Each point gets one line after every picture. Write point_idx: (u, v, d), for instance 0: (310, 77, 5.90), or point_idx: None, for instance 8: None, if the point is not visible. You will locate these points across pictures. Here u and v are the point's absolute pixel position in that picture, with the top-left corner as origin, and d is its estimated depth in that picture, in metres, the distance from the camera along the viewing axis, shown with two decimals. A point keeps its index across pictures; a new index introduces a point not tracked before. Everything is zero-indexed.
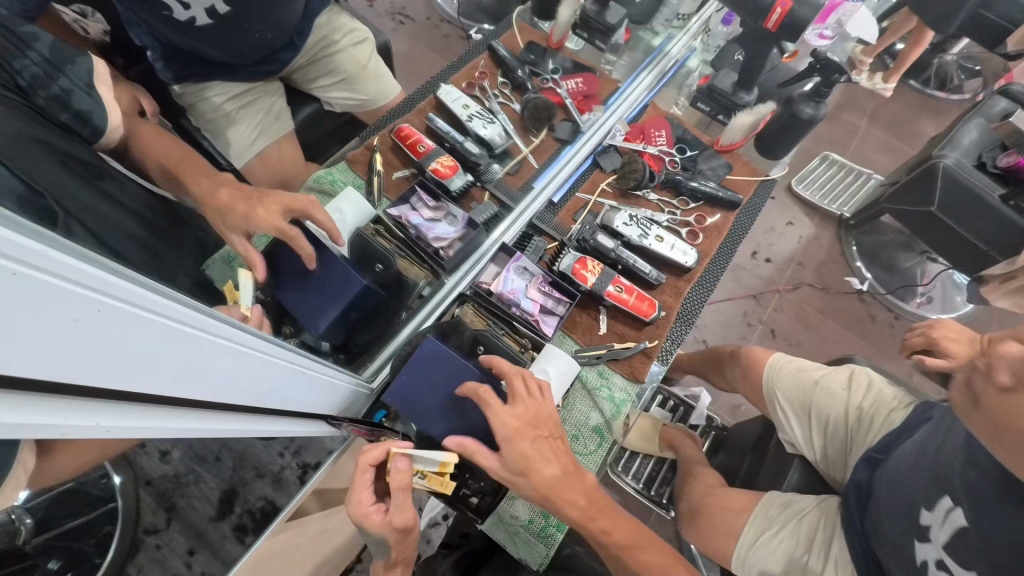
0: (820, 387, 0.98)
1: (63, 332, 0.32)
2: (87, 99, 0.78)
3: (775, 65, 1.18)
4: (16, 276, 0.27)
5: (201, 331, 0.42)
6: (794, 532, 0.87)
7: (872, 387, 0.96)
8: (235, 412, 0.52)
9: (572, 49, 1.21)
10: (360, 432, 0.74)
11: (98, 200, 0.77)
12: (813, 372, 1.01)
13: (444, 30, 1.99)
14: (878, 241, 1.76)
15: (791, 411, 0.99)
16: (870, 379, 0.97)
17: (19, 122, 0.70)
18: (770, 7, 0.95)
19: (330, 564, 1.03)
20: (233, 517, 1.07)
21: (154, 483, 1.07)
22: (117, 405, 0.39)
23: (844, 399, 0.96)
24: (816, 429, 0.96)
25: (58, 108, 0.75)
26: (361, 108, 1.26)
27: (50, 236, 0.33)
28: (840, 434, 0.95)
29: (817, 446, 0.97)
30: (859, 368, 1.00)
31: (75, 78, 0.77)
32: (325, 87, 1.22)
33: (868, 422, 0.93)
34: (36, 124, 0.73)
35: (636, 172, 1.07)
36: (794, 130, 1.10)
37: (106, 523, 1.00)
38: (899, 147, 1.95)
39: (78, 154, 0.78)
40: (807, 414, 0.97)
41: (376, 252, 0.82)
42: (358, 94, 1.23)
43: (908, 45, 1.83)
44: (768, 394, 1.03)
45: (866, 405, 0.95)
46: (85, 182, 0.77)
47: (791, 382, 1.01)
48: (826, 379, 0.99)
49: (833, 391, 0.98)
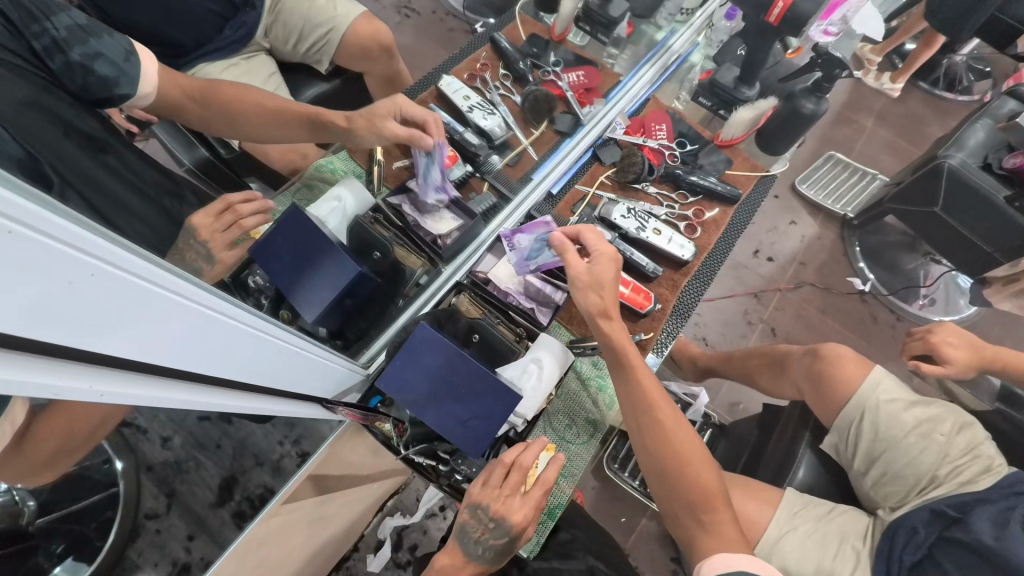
0: (915, 428, 0.93)
1: (58, 295, 0.32)
2: (110, 66, 0.80)
3: (778, 61, 1.17)
4: (13, 235, 0.28)
5: (196, 304, 0.43)
6: (814, 533, 0.90)
7: (974, 443, 0.90)
8: (231, 388, 0.53)
9: (574, 42, 1.21)
10: (354, 417, 0.77)
11: (100, 169, 0.78)
12: (910, 409, 0.94)
13: (449, 25, 1.99)
14: (881, 241, 1.75)
15: (866, 437, 0.94)
16: (977, 435, 0.91)
17: (23, 90, 0.73)
18: (771, 1, 0.95)
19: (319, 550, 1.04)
20: (232, 504, 1.00)
21: (155, 469, 1.03)
22: (114, 372, 0.39)
23: (938, 445, 0.91)
24: (884, 461, 0.93)
25: (79, 74, 0.78)
26: (331, 36, 1.18)
27: (48, 202, 0.34)
28: (911, 476, 0.91)
29: (874, 478, 0.94)
30: (966, 421, 0.93)
31: (110, 47, 0.79)
32: (298, 40, 1.19)
33: (946, 473, 0.89)
34: (43, 92, 0.76)
35: (635, 165, 1.08)
36: (795, 126, 1.10)
37: (108, 507, 0.99)
38: (904, 147, 1.94)
39: (83, 126, 0.80)
40: (884, 446, 0.93)
41: (374, 240, 0.83)
42: (320, 22, 1.17)
43: (920, 46, 1.83)
44: (848, 409, 0.97)
45: (959, 457, 0.89)
46: (88, 154, 0.77)
47: (884, 413, 0.95)
48: (922, 421, 0.93)
49: (928, 432, 0.92)
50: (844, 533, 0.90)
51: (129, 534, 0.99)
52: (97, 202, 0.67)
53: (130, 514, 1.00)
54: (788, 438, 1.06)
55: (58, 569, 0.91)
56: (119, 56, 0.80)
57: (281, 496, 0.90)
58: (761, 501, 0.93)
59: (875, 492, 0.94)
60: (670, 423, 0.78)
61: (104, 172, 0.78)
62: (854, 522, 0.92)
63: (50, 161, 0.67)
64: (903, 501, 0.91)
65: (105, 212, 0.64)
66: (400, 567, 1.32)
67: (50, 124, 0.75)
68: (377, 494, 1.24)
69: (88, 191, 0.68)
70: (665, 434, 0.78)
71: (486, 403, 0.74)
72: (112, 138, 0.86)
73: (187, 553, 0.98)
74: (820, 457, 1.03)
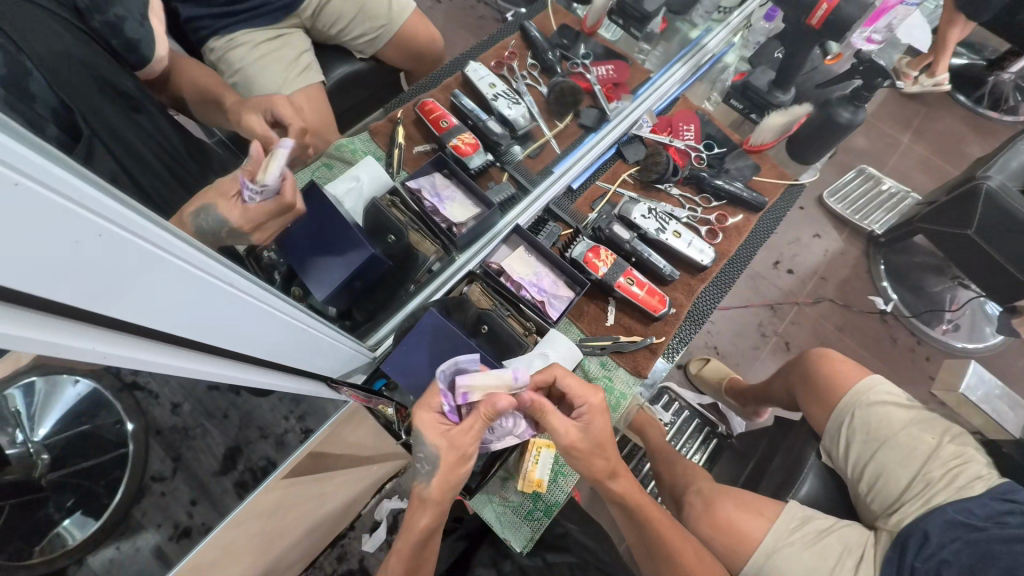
0: (903, 430, 0.94)
1: (64, 253, 0.31)
2: (139, 28, 0.80)
3: (816, 66, 1.12)
4: (19, 188, 0.27)
5: (203, 274, 0.42)
6: (815, 546, 0.87)
7: (961, 452, 0.90)
8: (229, 358, 0.52)
9: (606, 37, 1.19)
10: (357, 399, 0.79)
11: (134, 130, 0.77)
12: (902, 410, 0.95)
13: (480, 12, 1.97)
14: (908, 261, 1.69)
15: (857, 435, 0.96)
16: (968, 446, 0.91)
17: (63, 41, 0.70)
18: (815, 3, 0.91)
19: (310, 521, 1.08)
20: (234, 473, 0.92)
21: (164, 433, 0.85)
22: (120, 334, 0.39)
23: (928, 446, 0.92)
24: (876, 461, 0.93)
25: (111, 34, 0.77)
26: (380, 38, 1.22)
27: (54, 152, 0.32)
28: (902, 476, 0.91)
29: (865, 484, 0.93)
30: (957, 431, 0.93)
31: (131, 8, 0.78)
32: (345, 30, 1.18)
33: (939, 474, 0.88)
34: (83, 45, 0.73)
35: (659, 165, 1.06)
36: (828, 135, 1.06)
37: (119, 467, 0.82)
38: (941, 166, 1.87)
39: (119, 83, 0.78)
40: (876, 444, 0.94)
41: (389, 223, 0.83)
42: (375, 23, 1.19)
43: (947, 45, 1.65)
44: (839, 409, 1.00)
45: (949, 460, 0.89)
46: (121, 112, 0.76)
47: (873, 410, 0.96)
48: (914, 421, 0.94)
49: (919, 440, 0.92)
50: (847, 548, 0.88)
51: (134, 494, 0.84)
52: (122, 158, 0.67)
53: (135, 475, 0.84)
54: (795, 455, 1.03)
55: (67, 522, 0.78)
56: (136, 15, 0.79)
57: (279, 471, 0.92)
58: (758, 511, 0.91)
59: (869, 495, 0.93)
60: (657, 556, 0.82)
61: (137, 133, 0.77)
62: (856, 537, 0.89)
63: (84, 115, 0.68)
64: (897, 506, 0.89)
65: (132, 171, 0.64)
66: None
67: (86, 77, 0.72)
68: (378, 476, 1.27)
69: (119, 150, 0.69)
70: (668, 552, 0.81)
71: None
72: (145, 97, 0.84)
73: (189, 518, 0.86)
74: (822, 473, 1.00)
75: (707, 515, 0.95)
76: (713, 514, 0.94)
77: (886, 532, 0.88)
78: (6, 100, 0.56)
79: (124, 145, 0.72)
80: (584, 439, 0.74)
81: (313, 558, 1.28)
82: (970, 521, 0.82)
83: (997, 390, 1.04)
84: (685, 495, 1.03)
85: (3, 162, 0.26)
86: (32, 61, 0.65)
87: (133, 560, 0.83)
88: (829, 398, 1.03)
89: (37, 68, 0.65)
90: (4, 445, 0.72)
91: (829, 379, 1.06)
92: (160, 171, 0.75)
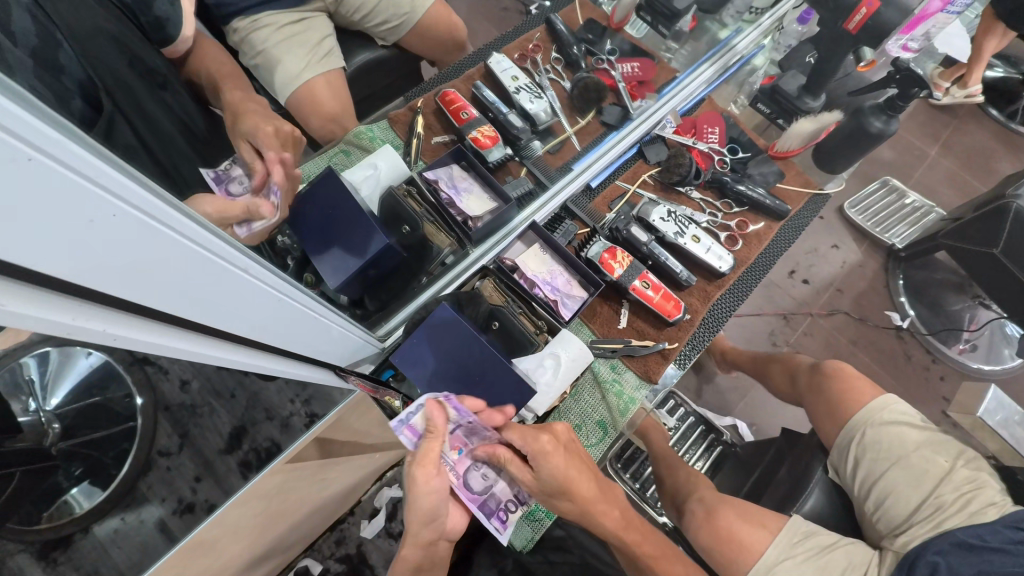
0: (915, 451, 0.92)
1: (80, 233, 0.31)
2: (166, 6, 0.80)
3: (849, 72, 1.08)
4: (33, 163, 0.27)
5: (216, 259, 0.42)
6: (817, 560, 0.85)
7: (975, 478, 0.87)
8: (240, 344, 0.51)
9: (632, 33, 1.16)
10: (365, 388, 0.79)
11: (160, 110, 0.77)
12: (914, 431, 0.93)
13: (504, 3, 1.95)
14: (928, 277, 1.66)
15: (867, 452, 0.94)
16: (983, 472, 0.88)
17: (97, 16, 0.71)
18: (854, 7, 0.88)
19: (309, 505, 1.08)
20: (240, 451, 0.90)
21: (171, 410, 0.86)
22: (132, 318, 0.39)
23: (939, 468, 0.89)
24: (885, 480, 0.91)
25: (142, 10, 0.76)
26: (404, 26, 1.20)
27: (72, 128, 0.32)
28: (913, 497, 0.89)
29: (875, 504, 0.91)
30: (971, 454, 0.91)
31: None
32: (369, 17, 1.17)
33: (951, 498, 0.86)
34: (115, 22, 0.74)
35: (682, 166, 1.04)
36: (857, 145, 1.04)
37: (126, 440, 0.85)
38: (967, 181, 1.82)
39: (148, 60, 0.78)
40: (887, 462, 0.92)
41: (404, 214, 0.82)
42: (398, 8, 1.17)
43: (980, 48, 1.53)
44: (851, 425, 0.98)
45: (962, 485, 0.87)
46: (147, 88, 0.77)
47: (887, 427, 0.94)
48: (926, 443, 0.92)
49: (931, 461, 0.90)
50: (850, 564, 0.86)
51: (140, 466, 0.87)
52: (145, 133, 0.67)
53: (144, 447, 0.87)
54: (801, 466, 1.00)
55: (74, 490, 0.83)
56: None
57: (285, 455, 0.85)
58: (762, 523, 0.89)
59: (876, 515, 0.91)
60: (666, 557, 0.82)
61: (162, 111, 0.78)
62: (859, 555, 0.87)
63: (109, 89, 0.68)
64: (905, 528, 0.87)
65: (152, 146, 0.64)
66: (392, 536, 1.35)
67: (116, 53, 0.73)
68: (380, 464, 1.28)
69: (144, 127, 0.69)
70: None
71: (484, 373, 0.74)
72: (173, 76, 0.84)
73: (194, 493, 0.86)
74: (827, 488, 0.98)
75: (711, 525, 0.93)
76: (715, 523, 0.93)
77: (891, 553, 0.86)
78: (35, 70, 0.55)
79: (150, 125, 0.72)
80: (540, 484, 0.72)
81: (312, 540, 1.29)
82: (978, 542, 0.79)
83: (1018, 416, 1.00)
84: (686, 502, 1.02)
85: (18, 137, 0.26)
86: (64, 32, 0.66)
87: (139, 529, 0.84)
88: (840, 414, 1.01)
89: (68, 40, 0.66)
90: (19, 412, 0.74)
91: (844, 394, 1.04)
92: (185, 149, 0.75)
